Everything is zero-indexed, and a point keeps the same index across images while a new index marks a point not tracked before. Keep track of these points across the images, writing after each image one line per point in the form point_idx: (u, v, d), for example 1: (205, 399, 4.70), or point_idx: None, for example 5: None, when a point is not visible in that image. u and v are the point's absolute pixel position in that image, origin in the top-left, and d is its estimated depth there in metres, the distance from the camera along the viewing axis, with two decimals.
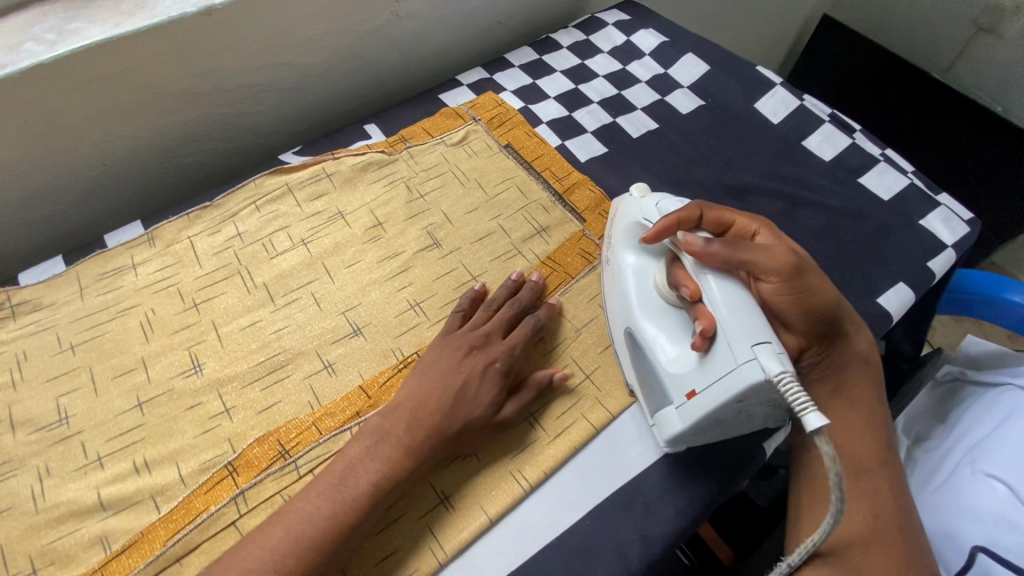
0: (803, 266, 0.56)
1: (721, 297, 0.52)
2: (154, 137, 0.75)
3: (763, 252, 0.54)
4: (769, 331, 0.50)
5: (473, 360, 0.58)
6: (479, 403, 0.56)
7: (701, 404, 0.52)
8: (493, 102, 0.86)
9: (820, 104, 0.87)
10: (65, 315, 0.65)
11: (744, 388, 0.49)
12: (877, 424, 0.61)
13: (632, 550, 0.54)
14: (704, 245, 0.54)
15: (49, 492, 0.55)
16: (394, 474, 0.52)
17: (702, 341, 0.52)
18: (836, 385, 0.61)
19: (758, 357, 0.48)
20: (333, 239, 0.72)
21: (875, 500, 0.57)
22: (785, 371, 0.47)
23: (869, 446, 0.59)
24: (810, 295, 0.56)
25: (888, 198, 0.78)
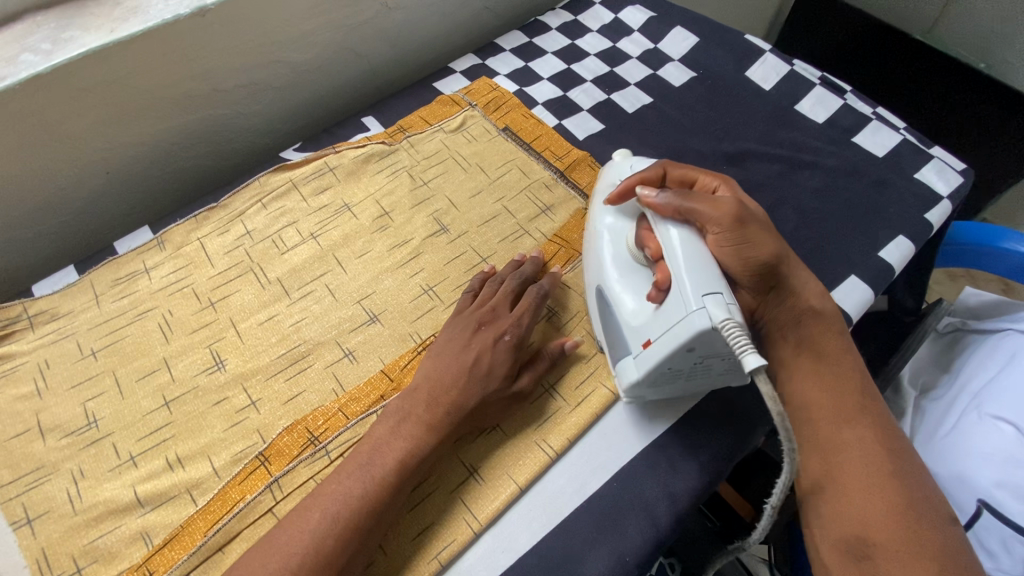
0: (749, 219, 0.56)
1: (678, 249, 0.53)
2: (156, 141, 0.76)
3: (710, 203, 0.56)
4: (721, 285, 0.51)
5: (483, 334, 0.59)
6: (494, 373, 0.57)
7: (657, 352, 0.52)
8: (487, 87, 0.87)
9: (809, 68, 0.89)
10: (84, 323, 0.65)
11: (693, 334, 0.49)
12: (846, 373, 0.59)
13: (660, 507, 0.56)
14: (658, 198, 0.57)
15: (85, 494, 0.56)
16: (421, 449, 0.53)
17: (658, 292, 0.54)
18: (801, 341, 0.61)
19: (706, 305, 0.49)
20: (342, 231, 0.73)
21: (863, 450, 0.54)
22: (730, 318, 0.48)
23: (847, 396, 0.58)
24: (750, 250, 0.56)
25: (882, 155, 0.80)
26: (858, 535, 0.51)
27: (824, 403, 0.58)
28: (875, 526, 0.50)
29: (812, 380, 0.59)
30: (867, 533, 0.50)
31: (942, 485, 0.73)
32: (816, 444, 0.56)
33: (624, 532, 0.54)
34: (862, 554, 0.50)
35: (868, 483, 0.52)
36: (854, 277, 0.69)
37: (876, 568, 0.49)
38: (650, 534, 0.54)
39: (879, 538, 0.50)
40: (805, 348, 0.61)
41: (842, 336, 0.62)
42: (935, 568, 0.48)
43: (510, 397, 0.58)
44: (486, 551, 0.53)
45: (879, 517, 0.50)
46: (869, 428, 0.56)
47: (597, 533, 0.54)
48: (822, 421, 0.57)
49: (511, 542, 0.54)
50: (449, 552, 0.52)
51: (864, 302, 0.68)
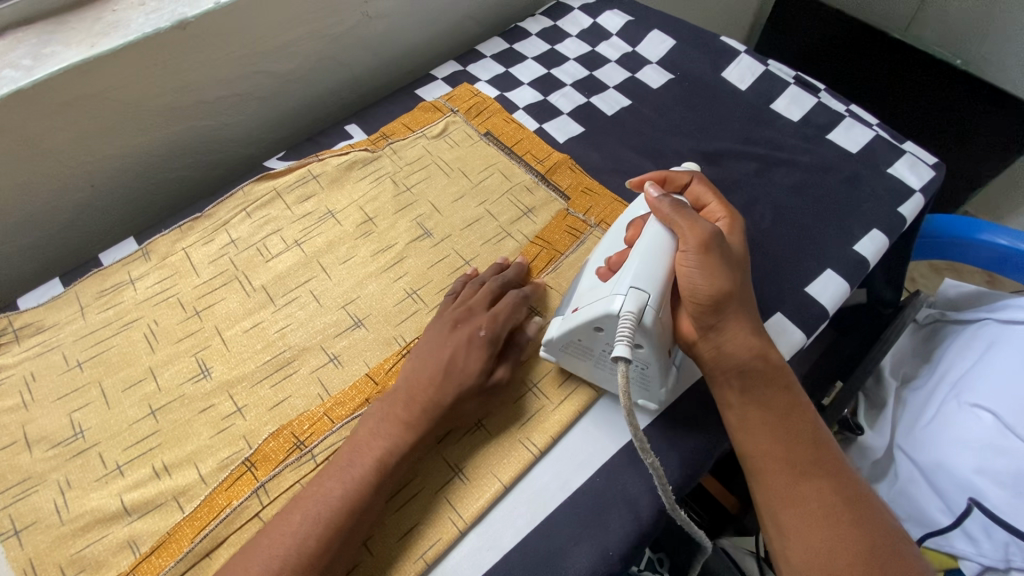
0: (725, 251, 0.55)
1: (646, 242, 0.56)
2: (139, 154, 0.76)
3: (692, 220, 0.56)
4: (654, 289, 0.53)
5: (462, 332, 0.59)
6: (470, 372, 0.57)
7: (575, 316, 0.57)
8: (469, 93, 0.88)
9: (784, 68, 0.90)
10: (69, 335, 0.66)
11: (604, 311, 0.53)
12: (794, 414, 0.53)
13: (643, 501, 0.56)
14: (654, 197, 0.59)
15: (73, 504, 0.56)
16: (402, 450, 0.54)
17: (608, 271, 0.59)
18: (747, 385, 0.54)
19: (627, 292, 0.53)
20: (325, 237, 0.74)
21: (826, 507, 0.49)
22: (636, 314, 0.51)
23: (800, 448, 0.52)
24: (712, 278, 0.53)
25: (856, 151, 0.81)
26: None
27: (777, 457, 0.52)
28: None
29: (761, 430, 0.53)
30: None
31: (926, 475, 0.74)
32: (773, 498, 0.51)
33: (607, 526, 0.55)
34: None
35: (832, 537, 0.48)
36: (830, 270, 0.71)
37: None
38: (633, 527, 0.55)
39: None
40: (747, 392, 0.54)
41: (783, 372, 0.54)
42: None
43: (484, 395, 0.58)
44: (473, 549, 0.54)
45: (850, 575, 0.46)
46: (828, 479, 0.51)
47: (581, 528, 0.55)
48: (777, 477, 0.51)
49: (497, 540, 0.54)
50: (435, 551, 0.53)
51: (839, 295, 0.69)
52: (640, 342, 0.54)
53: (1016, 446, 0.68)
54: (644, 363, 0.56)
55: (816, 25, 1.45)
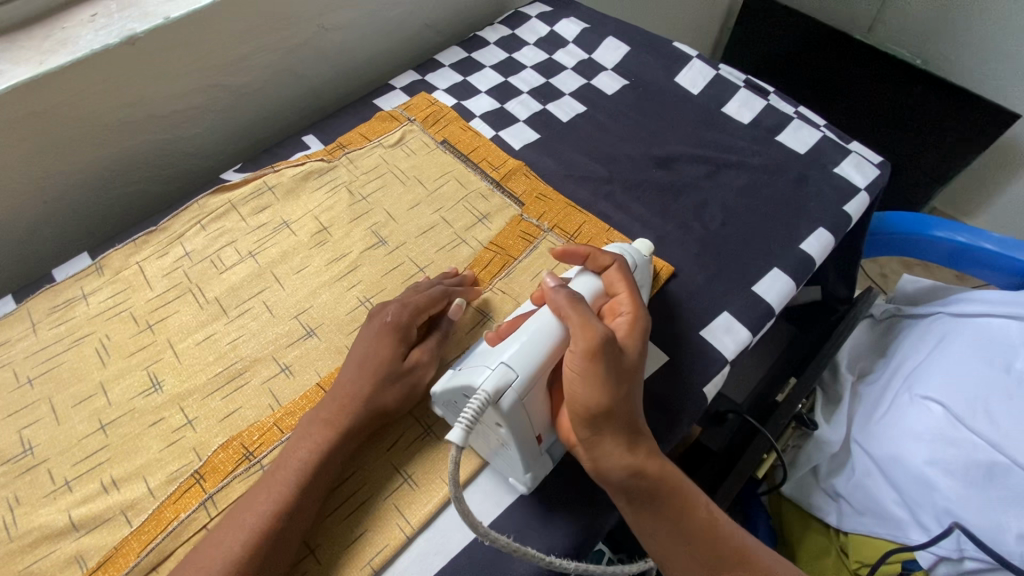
0: (613, 356, 0.51)
1: (532, 326, 0.53)
2: (93, 169, 0.76)
3: (584, 323, 0.51)
4: (520, 376, 0.50)
5: (373, 324, 0.61)
6: (382, 359, 0.58)
7: (449, 377, 0.53)
8: (426, 102, 0.89)
9: (735, 71, 0.92)
10: (20, 351, 0.66)
11: (468, 379, 0.50)
12: (687, 518, 0.52)
13: (588, 501, 0.57)
14: (554, 289, 0.54)
15: (20, 521, 0.56)
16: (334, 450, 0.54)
17: (498, 338, 0.56)
18: (635, 497, 0.51)
19: (494, 367, 0.50)
20: (280, 248, 0.74)
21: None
22: (495, 394, 0.48)
23: (707, 548, 0.51)
24: (591, 394, 0.50)
25: (804, 151, 0.83)
26: None
27: (680, 564, 0.51)
28: None
29: (666, 539, 0.52)
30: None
31: (881, 467, 0.76)
32: None
33: (553, 528, 0.56)
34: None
35: None
36: (776, 269, 0.72)
37: None
38: (578, 527, 0.56)
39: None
40: (637, 501, 0.51)
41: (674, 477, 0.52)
42: None
43: (402, 381, 0.59)
44: (420, 554, 0.54)
45: None
46: (738, 573, 0.51)
47: (527, 530, 0.56)
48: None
49: (445, 544, 0.55)
50: (382, 557, 0.53)
51: (786, 294, 0.71)
52: (500, 423, 0.50)
53: (965, 438, 0.70)
54: (507, 444, 0.53)
55: (779, 29, 1.48)
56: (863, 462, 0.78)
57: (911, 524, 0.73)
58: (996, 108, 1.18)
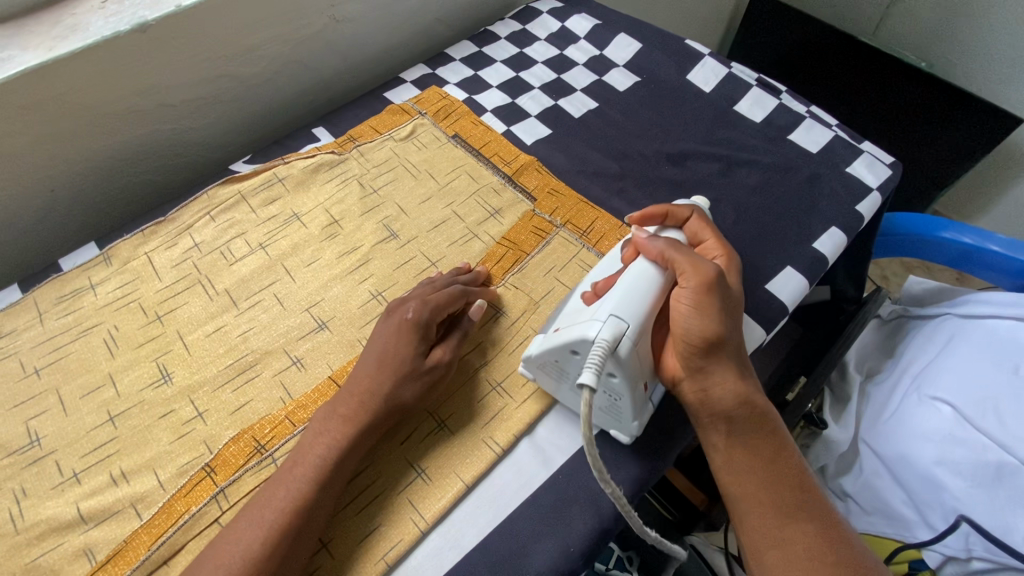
0: (723, 291, 0.55)
1: (633, 276, 0.56)
2: (101, 158, 0.75)
3: (694, 261, 0.55)
4: (631, 321, 0.53)
5: (394, 319, 0.60)
6: (402, 356, 0.57)
7: (553, 338, 0.56)
8: (437, 96, 0.89)
9: (747, 70, 0.92)
10: (27, 341, 0.65)
11: (579, 334, 0.53)
12: (784, 463, 0.54)
13: (604, 496, 0.57)
14: (648, 237, 0.58)
15: (28, 513, 0.55)
16: (348, 447, 0.53)
17: (594, 296, 0.59)
18: (733, 429, 0.55)
19: (605, 320, 0.52)
20: (291, 240, 0.73)
21: (811, 546, 0.50)
22: (612, 344, 0.51)
23: (787, 490, 0.53)
24: (705, 326, 0.54)
25: (816, 151, 0.83)
26: None
27: (763, 502, 0.53)
28: None
29: (749, 475, 0.54)
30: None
31: (891, 468, 0.75)
32: (761, 541, 0.52)
33: (568, 523, 0.55)
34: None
35: None
36: (790, 268, 0.72)
37: None
38: (594, 523, 0.56)
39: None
40: (736, 434, 0.55)
41: (776, 423, 0.56)
42: None
43: (423, 380, 0.58)
44: (434, 549, 0.54)
45: None
46: (813, 520, 0.52)
47: (543, 526, 0.55)
48: (764, 519, 0.52)
49: (459, 539, 0.55)
50: (396, 551, 0.53)
51: (800, 292, 0.71)
52: (614, 371, 0.52)
53: (974, 439, 0.69)
54: (618, 395, 0.55)
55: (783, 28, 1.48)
56: (873, 461, 0.78)
57: (919, 525, 0.73)
58: (998, 112, 1.18)
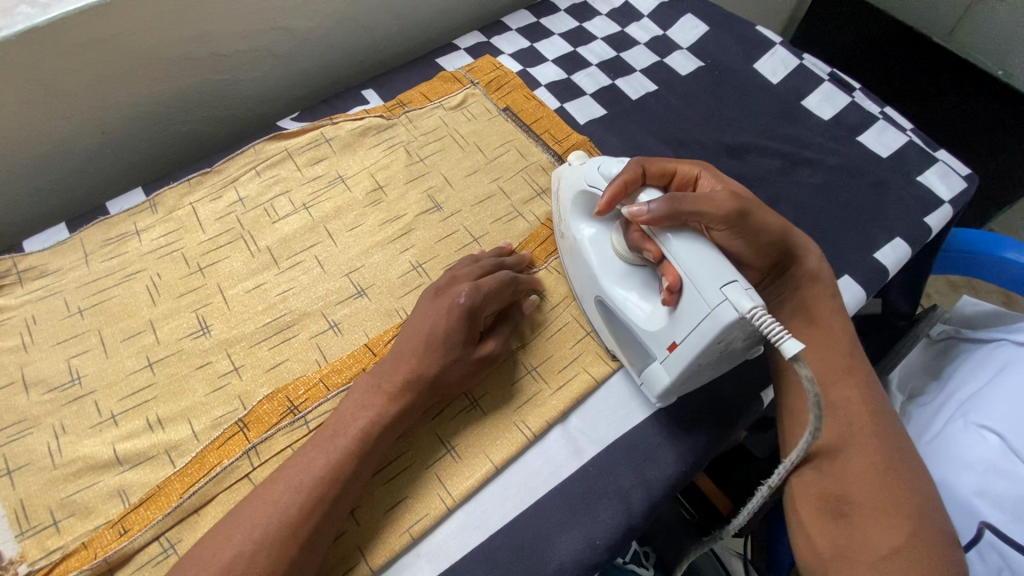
0: (747, 204, 0.56)
1: (686, 253, 0.51)
2: (151, 104, 0.75)
3: (708, 201, 0.53)
4: (735, 270, 0.49)
5: (444, 301, 0.57)
6: (452, 342, 0.56)
7: (684, 354, 0.52)
8: (491, 66, 0.86)
9: (820, 63, 0.87)
10: (72, 281, 0.66)
11: (720, 329, 0.48)
12: (839, 336, 0.61)
13: (634, 493, 0.56)
14: (649, 210, 0.52)
15: (66, 449, 0.56)
16: (389, 422, 0.53)
17: (671, 295, 0.53)
18: (799, 311, 0.62)
19: (727, 297, 0.47)
20: (335, 202, 0.72)
21: (850, 411, 0.57)
22: (757, 305, 0.46)
23: (837, 357, 0.60)
24: (755, 235, 0.59)
25: (887, 155, 0.79)
26: (840, 494, 0.54)
27: (815, 368, 0.60)
28: (858, 485, 0.53)
29: (809, 345, 0.61)
30: (849, 493, 0.53)
31: None
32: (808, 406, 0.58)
33: (596, 516, 0.55)
34: (841, 511, 0.53)
35: (858, 443, 0.55)
36: (847, 277, 0.69)
37: (853, 524, 0.52)
38: (623, 519, 0.55)
39: (859, 496, 0.53)
40: (798, 313, 0.62)
41: (834, 298, 0.63)
42: (912, 522, 0.51)
43: (469, 366, 0.57)
44: (458, 527, 0.54)
45: (861, 474, 0.54)
46: (856, 386, 0.58)
47: (569, 516, 0.55)
48: (815, 381, 0.59)
49: (485, 520, 0.54)
50: (421, 526, 0.53)
51: (855, 304, 0.67)
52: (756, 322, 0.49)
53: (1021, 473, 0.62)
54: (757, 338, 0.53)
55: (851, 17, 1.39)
56: None
57: None
58: None
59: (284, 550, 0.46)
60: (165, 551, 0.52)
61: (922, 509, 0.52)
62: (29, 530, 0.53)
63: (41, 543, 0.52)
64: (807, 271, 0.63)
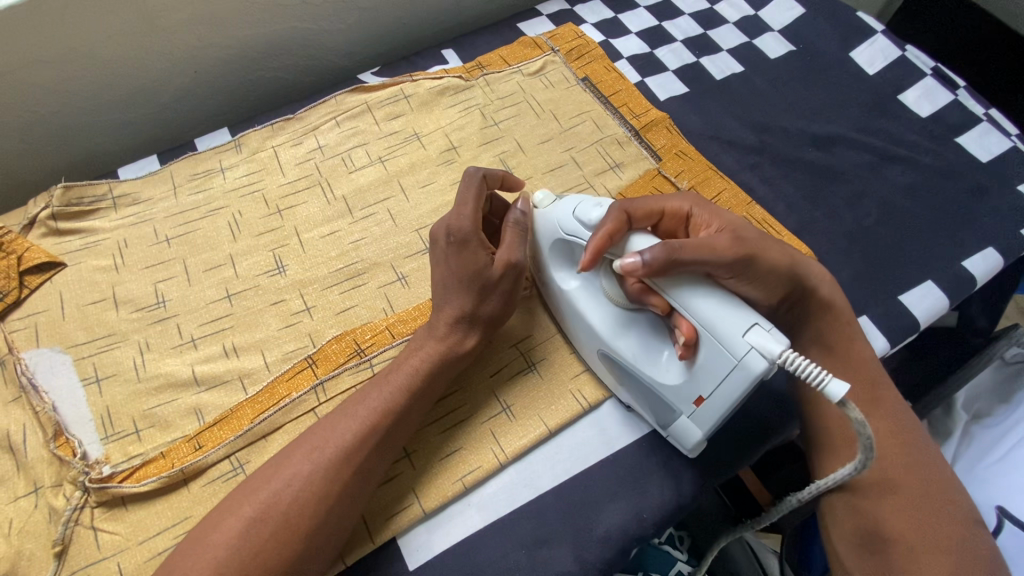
0: (752, 245, 0.51)
1: (696, 303, 0.47)
2: (243, 48, 0.77)
3: (712, 248, 0.48)
4: (752, 310, 0.46)
5: (439, 249, 0.56)
6: (455, 271, 0.55)
7: (715, 410, 0.49)
8: (573, 33, 0.84)
9: (923, 56, 0.83)
10: (161, 211, 0.69)
11: (754, 379, 0.45)
12: (861, 369, 0.57)
13: (685, 473, 0.56)
14: (646, 263, 0.47)
15: (149, 365, 0.60)
16: (443, 366, 0.55)
17: (687, 347, 0.49)
18: (816, 336, 0.58)
19: (754, 344, 0.45)
20: (409, 158, 0.73)
21: (878, 441, 0.55)
22: (786, 348, 0.44)
23: (861, 389, 0.56)
24: (765, 275, 0.53)
25: (987, 160, 0.74)
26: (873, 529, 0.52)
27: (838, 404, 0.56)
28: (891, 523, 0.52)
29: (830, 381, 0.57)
30: (885, 529, 0.52)
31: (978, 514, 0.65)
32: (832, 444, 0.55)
33: (645, 491, 0.55)
34: (878, 547, 0.52)
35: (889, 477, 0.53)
36: (929, 282, 0.66)
37: (891, 562, 0.51)
38: (671, 497, 0.55)
39: (897, 532, 0.51)
40: (813, 343, 0.58)
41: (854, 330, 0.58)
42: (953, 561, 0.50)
43: (496, 288, 0.56)
44: (509, 483, 0.55)
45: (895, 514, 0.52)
46: (883, 417, 0.56)
47: (619, 487, 0.55)
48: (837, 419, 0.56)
49: (535, 480, 0.55)
50: (473, 477, 0.54)
51: (936, 311, 0.64)
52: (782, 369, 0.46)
53: None
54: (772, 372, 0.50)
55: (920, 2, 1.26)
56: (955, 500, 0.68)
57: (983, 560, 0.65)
58: None
59: (340, 477, 0.48)
60: (235, 470, 0.55)
61: (964, 544, 0.50)
62: (113, 435, 0.57)
63: (124, 448, 0.56)
64: (819, 301, 0.57)
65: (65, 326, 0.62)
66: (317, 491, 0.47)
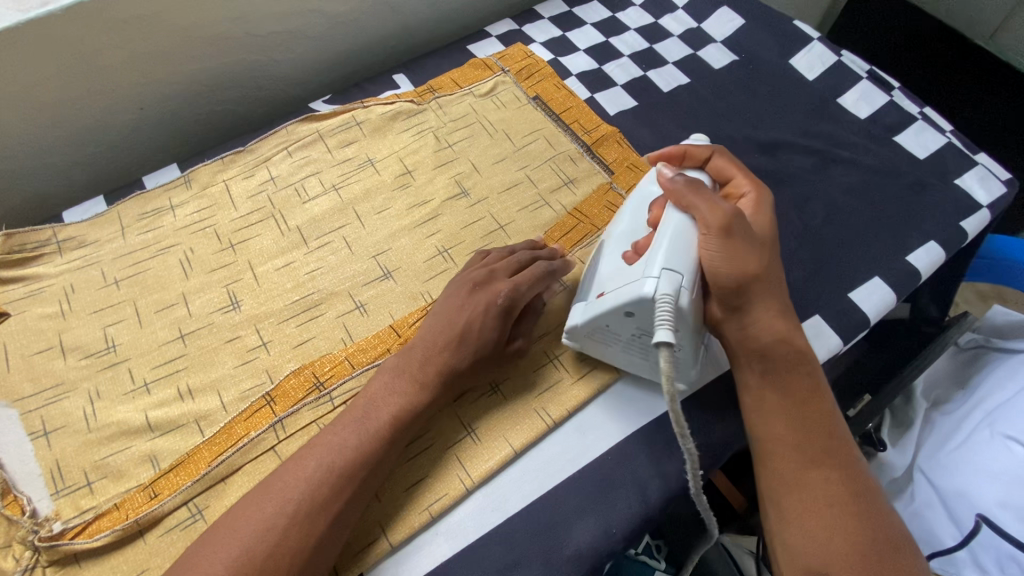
0: (744, 228, 0.54)
1: (667, 228, 0.54)
2: (190, 82, 0.76)
3: (711, 201, 0.54)
4: (686, 268, 0.52)
5: (486, 298, 0.57)
6: (485, 340, 0.56)
7: (601, 304, 0.55)
8: (522, 53, 0.86)
9: (858, 60, 0.86)
10: (109, 253, 0.67)
11: (636, 300, 0.52)
12: (815, 410, 0.53)
13: (652, 484, 0.57)
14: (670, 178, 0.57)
15: (101, 414, 0.58)
16: (421, 406, 0.54)
17: (635, 256, 0.56)
18: (767, 369, 0.55)
19: (658, 276, 0.51)
20: (364, 185, 0.73)
21: (827, 488, 0.49)
22: (671, 296, 0.50)
23: (814, 434, 0.52)
24: (741, 259, 0.53)
25: (924, 157, 0.77)
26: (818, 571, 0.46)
27: (788, 444, 0.52)
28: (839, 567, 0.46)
29: (777, 417, 0.53)
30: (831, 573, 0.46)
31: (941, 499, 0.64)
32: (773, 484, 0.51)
33: (614, 505, 0.55)
34: None
35: (837, 524, 0.47)
36: (877, 278, 0.68)
37: None
38: (640, 509, 0.55)
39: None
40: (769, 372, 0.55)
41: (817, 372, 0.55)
42: None
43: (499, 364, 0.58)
44: (477, 509, 0.55)
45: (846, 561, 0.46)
46: (836, 465, 0.50)
47: (588, 503, 0.55)
48: (785, 464, 0.51)
49: (503, 502, 0.55)
50: (441, 505, 0.54)
51: (884, 307, 0.66)
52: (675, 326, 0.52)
53: None
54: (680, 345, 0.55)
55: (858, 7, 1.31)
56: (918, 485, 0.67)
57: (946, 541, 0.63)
58: None
59: (311, 527, 0.47)
60: (193, 516, 0.54)
61: None
62: (64, 489, 0.55)
63: (75, 502, 0.54)
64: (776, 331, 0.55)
65: (10, 378, 0.60)
66: (293, 544, 0.46)
